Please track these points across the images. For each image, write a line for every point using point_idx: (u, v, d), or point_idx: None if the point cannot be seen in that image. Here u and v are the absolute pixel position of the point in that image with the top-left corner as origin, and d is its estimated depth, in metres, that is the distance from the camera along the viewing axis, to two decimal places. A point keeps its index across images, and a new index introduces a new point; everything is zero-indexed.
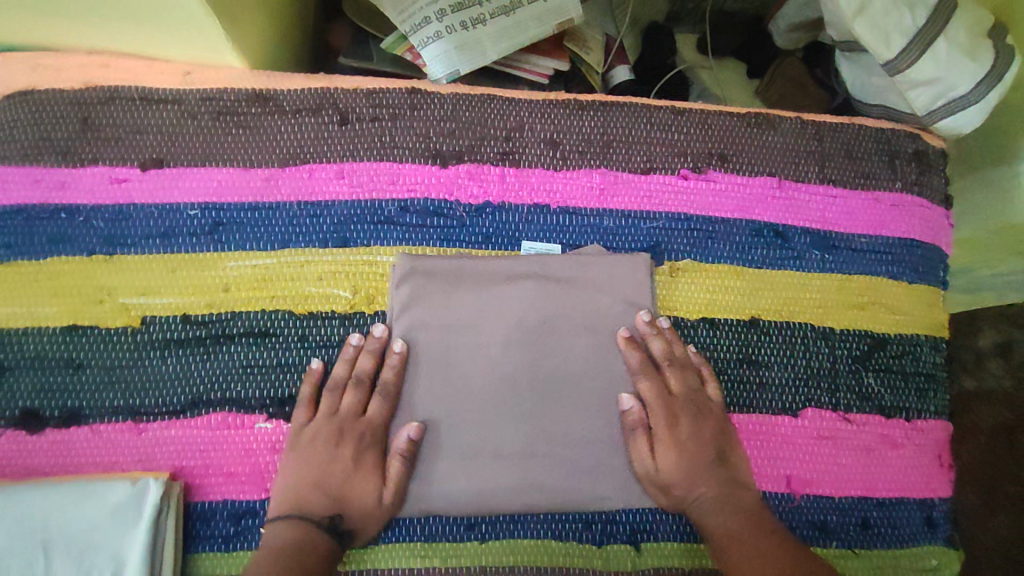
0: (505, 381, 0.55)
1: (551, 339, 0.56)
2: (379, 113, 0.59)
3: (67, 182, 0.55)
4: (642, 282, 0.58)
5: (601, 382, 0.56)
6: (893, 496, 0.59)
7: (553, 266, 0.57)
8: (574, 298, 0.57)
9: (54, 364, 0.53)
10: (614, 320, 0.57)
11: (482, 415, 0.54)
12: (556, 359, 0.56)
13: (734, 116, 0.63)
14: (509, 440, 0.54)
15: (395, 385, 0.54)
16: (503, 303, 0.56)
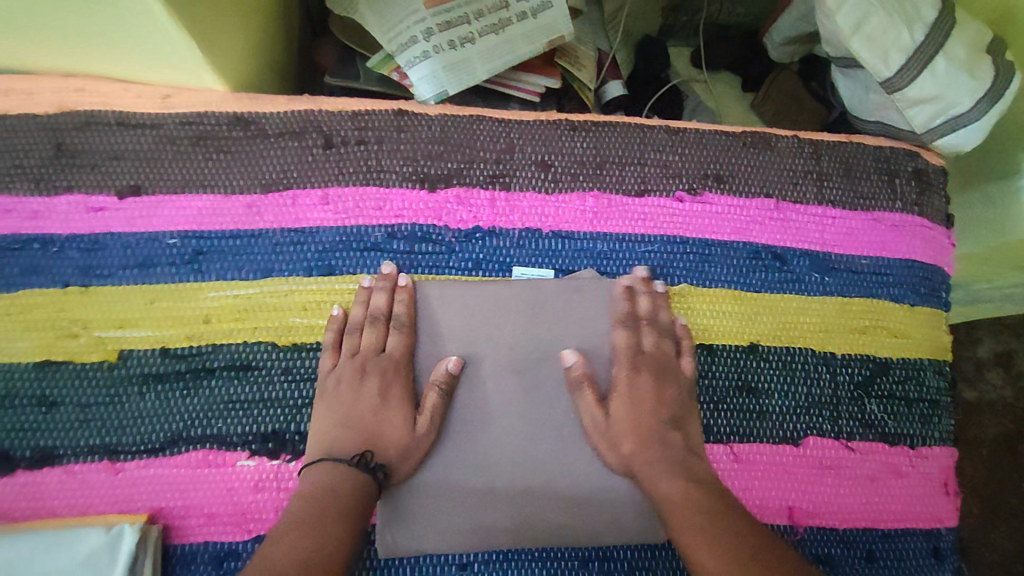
0: (497, 409, 0.53)
1: (545, 366, 0.55)
2: (365, 136, 0.58)
3: (41, 212, 0.53)
4: (639, 308, 0.57)
5: None
6: (899, 526, 0.57)
7: (547, 291, 0.56)
8: (569, 324, 0.56)
9: (27, 402, 0.50)
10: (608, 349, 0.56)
11: (473, 446, 0.52)
12: (550, 387, 0.54)
13: (730, 135, 0.62)
14: (502, 471, 0.52)
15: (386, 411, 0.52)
16: (495, 329, 0.55)
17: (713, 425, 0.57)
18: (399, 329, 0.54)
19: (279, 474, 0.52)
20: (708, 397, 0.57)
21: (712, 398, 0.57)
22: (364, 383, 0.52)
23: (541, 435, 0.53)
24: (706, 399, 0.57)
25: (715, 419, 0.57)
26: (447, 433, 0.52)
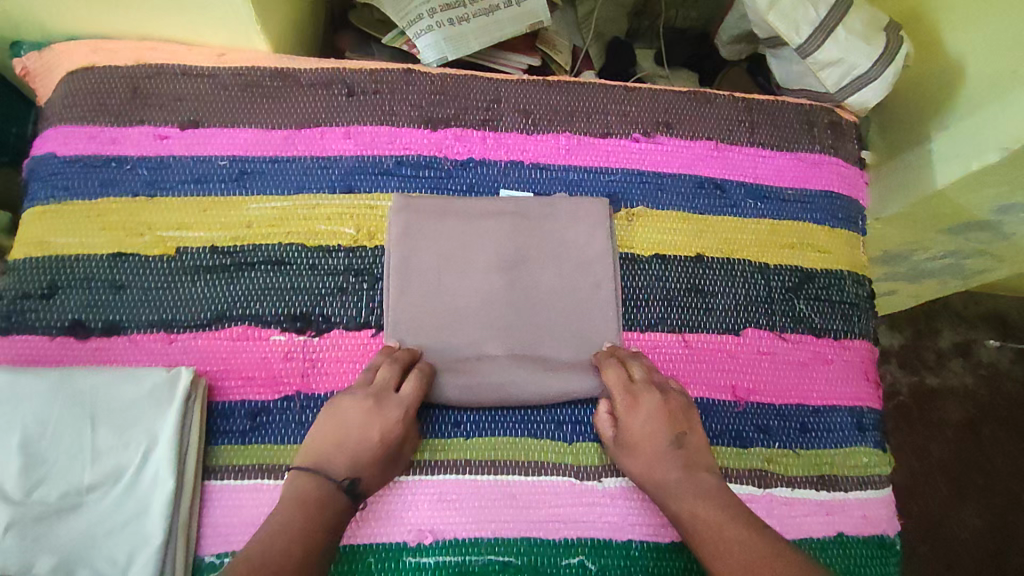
0: (484, 298, 0.65)
1: (523, 266, 0.66)
2: (380, 87, 0.71)
3: (118, 139, 0.66)
4: (602, 219, 0.68)
5: (566, 302, 0.66)
6: (826, 404, 0.67)
7: (524, 206, 0.68)
8: (543, 232, 0.68)
9: (99, 284, 0.61)
10: (577, 252, 0.67)
11: (465, 327, 0.64)
12: (528, 282, 0.66)
13: (677, 93, 0.76)
14: (488, 347, 0.64)
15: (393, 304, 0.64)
16: (483, 235, 0.67)
17: (668, 318, 0.68)
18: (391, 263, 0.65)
19: (305, 347, 0.62)
20: (662, 295, 0.69)
21: (666, 296, 0.69)
22: (364, 405, 0.57)
23: (520, 320, 0.65)
24: (661, 297, 0.68)
25: (669, 314, 0.68)
26: (443, 319, 0.64)
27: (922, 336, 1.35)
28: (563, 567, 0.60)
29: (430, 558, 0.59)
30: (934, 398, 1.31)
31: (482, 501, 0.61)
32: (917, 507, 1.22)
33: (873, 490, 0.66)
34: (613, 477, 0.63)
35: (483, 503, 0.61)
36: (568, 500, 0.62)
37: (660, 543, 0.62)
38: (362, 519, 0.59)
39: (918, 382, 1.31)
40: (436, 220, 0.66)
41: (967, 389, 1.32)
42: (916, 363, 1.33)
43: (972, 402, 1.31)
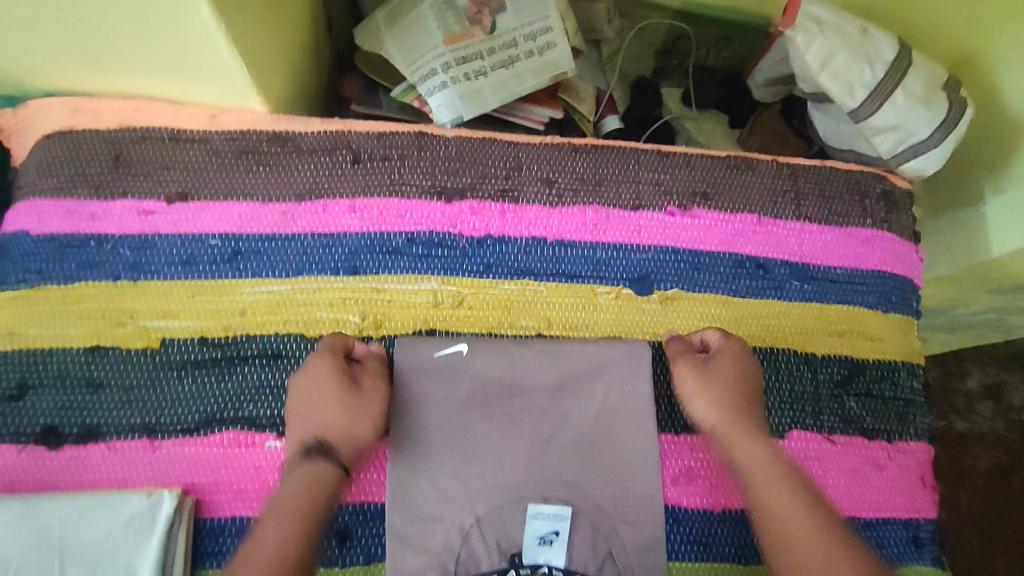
0: (507, 370, 0.58)
1: (565, 359, 0.59)
2: (388, 153, 0.64)
3: (98, 214, 0.59)
4: (639, 369, 0.60)
5: (590, 370, 0.60)
6: (879, 516, 0.61)
7: (567, 362, 0.59)
8: (582, 354, 0.60)
9: (76, 383, 0.55)
10: (619, 365, 0.60)
11: (478, 369, 0.58)
12: (561, 364, 0.59)
13: (716, 158, 0.69)
14: (492, 367, 0.58)
15: (427, 371, 0.58)
16: (523, 354, 0.59)
17: None
18: (418, 364, 0.58)
19: None
20: None
21: None
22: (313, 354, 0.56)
23: (535, 368, 0.59)
24: None
25: None
26: (444, 411, 0.57)
27: (950, 377, 1.15)
28: None
29: None
30: (961, 443, 1.12)
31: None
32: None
33: None
34: None
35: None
36: None
37: None
38: None
39: (946, 426, 1.13)
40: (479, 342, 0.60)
41: (998, 434, 1.13)
42: (943, 406, 1.13)
43: (1002, 448, 1.12)
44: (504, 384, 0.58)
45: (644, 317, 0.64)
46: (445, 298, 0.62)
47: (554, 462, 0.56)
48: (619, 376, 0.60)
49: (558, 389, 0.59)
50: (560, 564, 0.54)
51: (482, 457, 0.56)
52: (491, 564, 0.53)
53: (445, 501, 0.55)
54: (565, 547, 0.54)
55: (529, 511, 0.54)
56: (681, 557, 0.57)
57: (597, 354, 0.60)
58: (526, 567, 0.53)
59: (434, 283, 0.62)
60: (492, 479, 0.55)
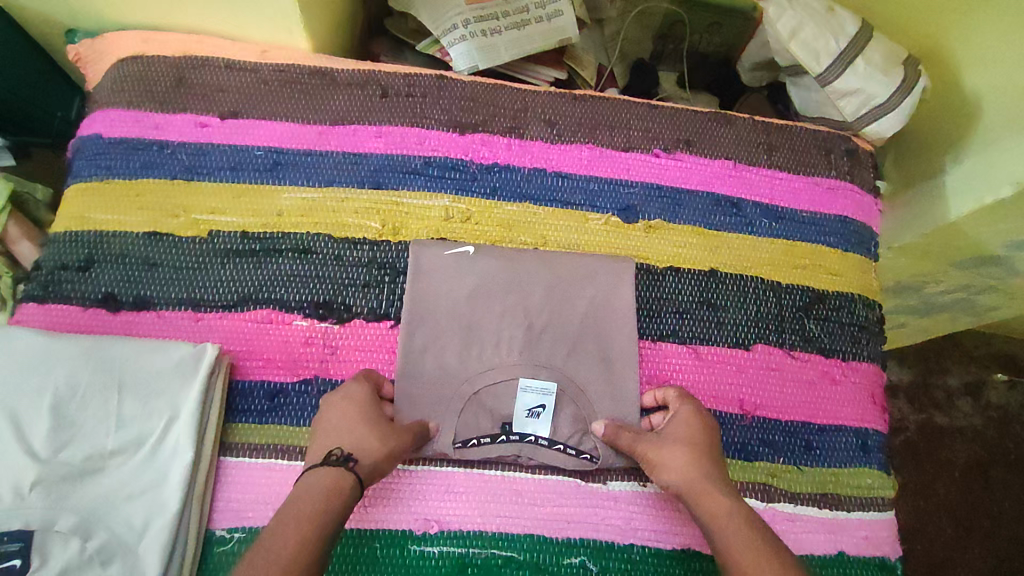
0: (503, 273, 0.68)
1: (554, 265, 0.68)
2: (412, 90, 0.74)
3: (161, 124, 0.69)
4: (620, 280, 0.69)
5: (575, 277, 0.68)
6: (832, 423, 0.69)
7: (558, 270, 0.68)
8: (570, 263, 0.69)
9: (134, 260, 0.64)
10: (604, 276, 0.69)
11: (477, 269, 0.67)
12: (551, 271, 0.68)
13: (699, 113, 0.78)
14: (489, 269, 0.67)
15: (431, 270, 0.67)
16: (518, 259, 0.68)
17: (681, 329, 0.69)
18: (425, 266, 0.67)
19: (325, 333, 0.64)
20: (676, 306, 0.70)
21: (679, 308, 0.70)
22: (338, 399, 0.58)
23: (527, 272, 0.68)
24: (675, 309, 0.70)
25: (683, 326, 0.69)
26: (445, 302, 0.66)
27: (930, 372, 1.20)
28: (564, 566, 0.60)
29: (434, 547, 0.60)
30: (939, 435, 1.16)
31: (494, 444, 0.62)
32: (918, 544, 1.08)
33: (876, 512, 0.67)
34: (618, 481, 0.63)
35: (495, 441, 0.62)
36: (581, 471, 0.63)
37: (661, 550, 0.61)
38: (370, 505, 0.60)
39: (925, 419, 1.17)
40: (479, 249, 0.68)
41: (976, 429, 1.17)
42: (922, 399, 1.18)
43: (979, 442, 1.16)
44: (506, 280, 0.67)
45: (630, 241, 0.72)
46: (456, 213, 0.70)
47: (541, 349, 0.66)
48: (607, 281, 0.69)
49: (552, 288, 0.68)
50: (546, 434, 0.63)
51: (478, 342, 0.65)
52: (485, 428, 0.62)
53: (449, 373, 0.64)
54: (550, 419, 0.64)
55: (520, 384, 0.64)
56: None
57: (584, 265, 0.69)
58: (515, 433, 0.62)
59: (447, 200, 0.71)
60: (490, 359, 0.65)
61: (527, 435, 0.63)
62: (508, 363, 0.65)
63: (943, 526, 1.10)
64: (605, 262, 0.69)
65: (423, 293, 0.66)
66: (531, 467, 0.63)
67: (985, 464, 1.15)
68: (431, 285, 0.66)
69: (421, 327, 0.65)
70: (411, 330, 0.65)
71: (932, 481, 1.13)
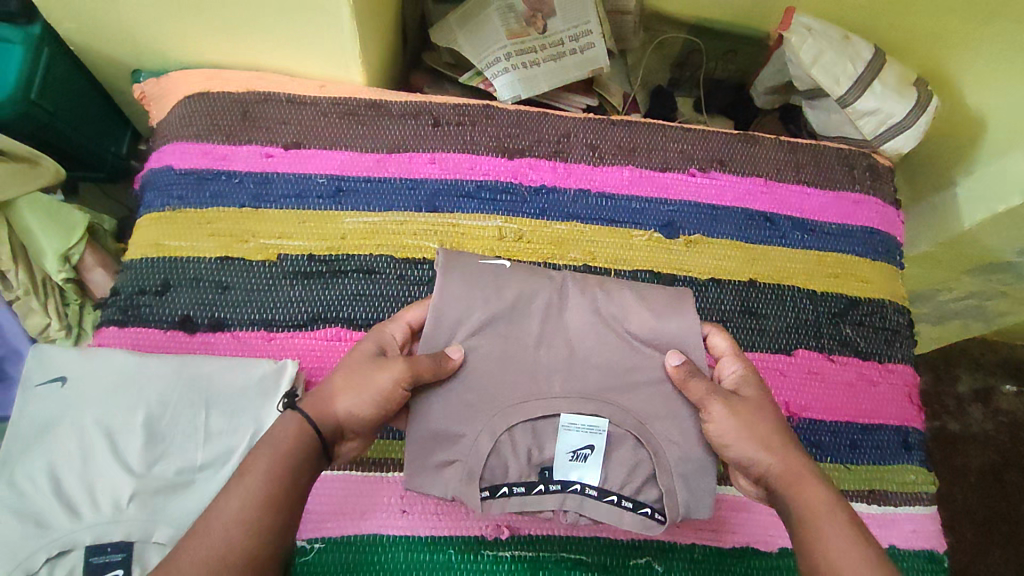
0: (540, 301, 0.61)
1: (602, 294, 0.62)
2: (462, 120, 0.78)
3: (227, 156, 0.73)
4: (677, 313, 0.61)
5: (625, 306, 0.61)
6: (874, 422, 0.72)
7: (606, 299, 0.62)
8: (620, 290, 0.62)
9: (208, 284, 0.67)
10: (659, 305, 0.62)
11: (512, 294, 0.61)
12: (598, 299, 0.62)
13: (729, 134, 0.83)
14: (526, 294, 0.61)
15: (459, 293, 0.60)
16: (557, 288, 0.62)
17: None
18: (455, 292, 0.60)
19: None
20: (719, 316, 0.74)
21: (723, 317, 0.74)
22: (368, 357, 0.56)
23: (567, 300, 0.62)
24: (717, 319, 0.74)
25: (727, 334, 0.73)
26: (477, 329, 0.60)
27: (942, 381, 1.23)
28: (630, 566, 0.62)
29: (507, 552, 0.62)
30: (955, 442, 1.19)
31: (529, 494, 0.58)
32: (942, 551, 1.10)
33: (921, 507, 0.70)
34: None
35: (531, 491, 0.58)
36: (635, 519, 0.58)
37: (721, 548, 0.64)
38: (444, 512, 0.62)
39: (940, 427, 1.20)
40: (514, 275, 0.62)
41: (990, 436, 1.20)
42: (935, 407, 1.21)
43: (994, 448, 1.19)
44: (544, 301, 0.62)
45: (673, 256, 0.76)
46: (508, 233, 0.74)
47: (584, 382, 0.60)
48: (658, 304, 0.61)
49: (597, 313, 0.61)
50: (593, 482, 0.58)
51: (521, 375, 0.60)
52: (523, 476, 0.58)
53: (483, 402, 0.59)
54: (598, 465, 0.58)
55: (563, 423, 0.59)
56: None
57: (635, 294, 0.62)
58: (556, 482, 0.58)
59: (499, 221, 0.74)
60: (531, 388, 0.59)
61: (572, 483, 0.58)
62: (547, 396, 0.59)
63: (964, 531, 1.12)
64: (660, 291, 0.63)
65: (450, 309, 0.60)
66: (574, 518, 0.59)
67: (1001, 469, 1.18)
68: (458, 301, 0.60)
69: (449, 349, 0.59)
70: (431, 346, 0.60)
71: (952, 489, 1.15)
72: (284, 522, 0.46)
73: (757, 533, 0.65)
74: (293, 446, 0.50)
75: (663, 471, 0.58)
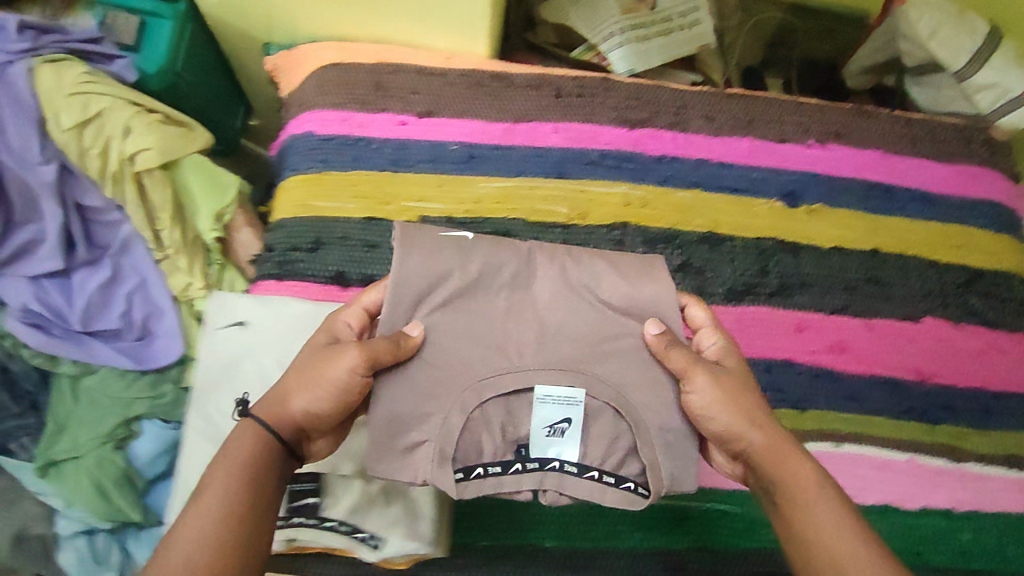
0: (522, 273, 0.55)
1: (584, 264, 0.55)
2: (584, 90, 0.79)
3: (364, 123, 0.75)
4: (645, 285, 0.55)
5: (607, 277, 0.55)
6: (1006, 388, 0.74)
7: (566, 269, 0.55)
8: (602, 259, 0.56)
9: (357, 243, 0.70)
10: (647, 275, 0.55)
11: (489, 264, 0.54)
12: (586, 269, 0.55)
13: (844, 107, 0.83)
14: (505, 264, 0.54)
15: (429, 264, 0.53)
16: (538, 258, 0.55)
17: (851, 304, 0.74)
18: (423, 262, 0.53)
19: None
20: (845, 284, 0.75)
21: (848, 285, 0.75)
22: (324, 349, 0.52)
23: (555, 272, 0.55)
24: (842, 287, 0.75)
25: (852, 301, 0.74)
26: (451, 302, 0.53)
27: None
28: None
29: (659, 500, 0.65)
30: None
31: (507, 475, 0.51)
32: None
33: None
34: (815, 441, 0.69)
35: (508, 471, 0.51)
36: (604, 495, 0.51)
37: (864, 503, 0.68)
38: None
39: None
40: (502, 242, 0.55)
41: None
42: None
43: None
44: (511, 273, 0.55)
45: (796, 225, 0.77)
46: (634, 199, 0.76)
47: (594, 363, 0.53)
48: (626, 271, 0.55)
49: (564, 283, 0.55)
50: (572, 457, 0.52)
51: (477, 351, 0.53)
52: (498, 456, 0.52)
53: (450, 380, 0.52)
54: (577, 436, 0.52)
55: (539, 394, 0.52)
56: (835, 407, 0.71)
57: (620, 266, 0.56)
58: (534, 460, 0.51)
59: (625, 188, 0.76)
60: (499, 363, 0.53)
61: (550, 461, 0.51)
62: (452, 362, 0.53)
63: None
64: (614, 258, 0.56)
65: (409, 287, 0.53)
66: (555, 501, 0.51)
67: None
68: (418, 280, 0.53)
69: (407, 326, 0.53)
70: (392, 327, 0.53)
71: None
72: (224, 536, 0.44)
73: (895, 491, 0.69)
74: (244, 461, 0.48)
75: (645, 441, 0.52)
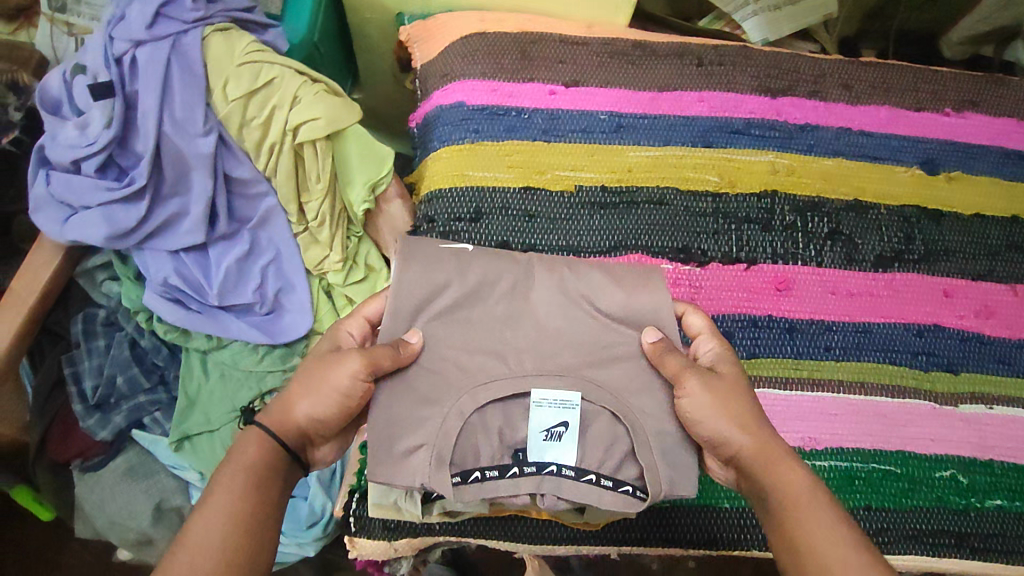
0: (528, 283, 0.56)
1: (577, 274, 0.57)
2: (723, 60, 0.80)
3: (513, 92, 0.75)
4: (636, 292, 0.56)
5: (600, 285, 0.56)
6: None
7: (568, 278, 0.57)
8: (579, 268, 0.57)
9: (517, 212, 0.71)
10: (625, 281, 0.57)
11: (500, 274, 0.56)
12: (581, 276, 0.57)
13: (975, 76, 0.84)
14: (513, 275, 0.56)
15: (417, 274, 0.55)
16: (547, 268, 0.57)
17: (997, 270, 0.76)
18: (417, 272, 0.55)
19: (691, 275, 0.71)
20: (989, 250, 0.76)
21: (993, 251, 0.76)
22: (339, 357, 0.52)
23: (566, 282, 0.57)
24: (987, 253, 0.76)
25: (997, 267, 0.76)
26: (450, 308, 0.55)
27: None
28: (937, 478, 0.68)
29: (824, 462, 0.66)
30: None
31: (506, 480, 0.51)
32: None
33: None
34: (968, 404, 0.71)
35: (506, 476, 0.51)
36: (611, 500, 0.51)
37: (1018, 463, 0.69)
38: None
39: None
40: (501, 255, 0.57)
41: None
42: None
43: None
44: (508, 285, 0.56)
45: (938, 192, 0.78)
46: (780, 166, 0.76)
47: (558, 364, 0.54)
48: (623, 282, 0.57)
49: (561, 292, 0.56)
50: (571, 463, 0.51)
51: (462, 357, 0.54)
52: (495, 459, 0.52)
53: (451, 382, 0.53)
54: (575, 442, 0.52)
55: (534, 400, 0.52)
56: (987, 370, 0.72)
57: (623, 275, 0.57)
58: (530, 465, 0.51)
59: (771, 156, 0.76)
60: (495, 367, 0.53)
61: (547, 466, 0.51)
62: (451, 369, 0.53)
63: None
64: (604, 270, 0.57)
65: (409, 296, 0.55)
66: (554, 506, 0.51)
67: None
68: (413, 290, 0.55)
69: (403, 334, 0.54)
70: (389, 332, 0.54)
71: None
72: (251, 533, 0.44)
73: None
74: (254, 459, 0.47)
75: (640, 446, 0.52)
